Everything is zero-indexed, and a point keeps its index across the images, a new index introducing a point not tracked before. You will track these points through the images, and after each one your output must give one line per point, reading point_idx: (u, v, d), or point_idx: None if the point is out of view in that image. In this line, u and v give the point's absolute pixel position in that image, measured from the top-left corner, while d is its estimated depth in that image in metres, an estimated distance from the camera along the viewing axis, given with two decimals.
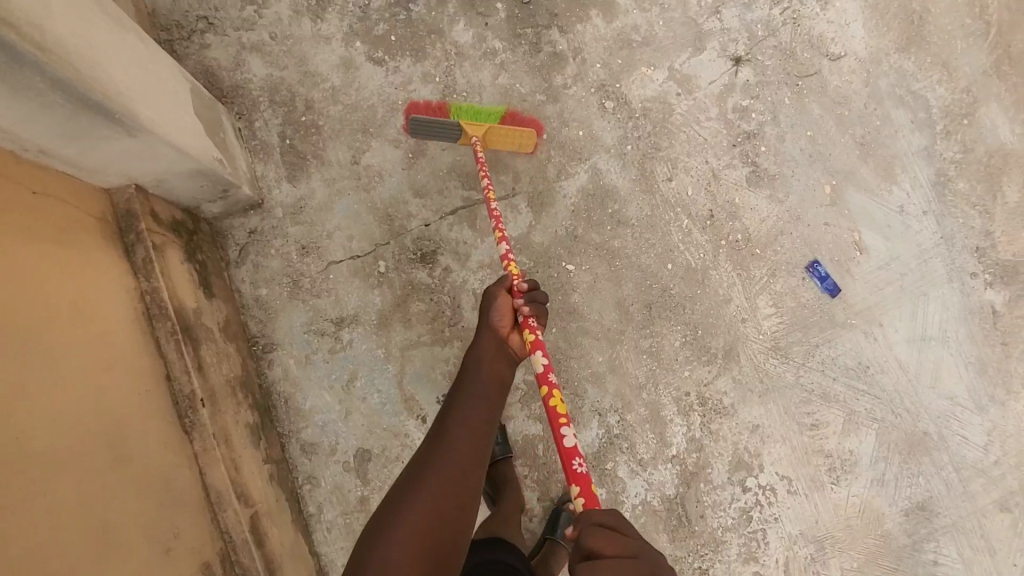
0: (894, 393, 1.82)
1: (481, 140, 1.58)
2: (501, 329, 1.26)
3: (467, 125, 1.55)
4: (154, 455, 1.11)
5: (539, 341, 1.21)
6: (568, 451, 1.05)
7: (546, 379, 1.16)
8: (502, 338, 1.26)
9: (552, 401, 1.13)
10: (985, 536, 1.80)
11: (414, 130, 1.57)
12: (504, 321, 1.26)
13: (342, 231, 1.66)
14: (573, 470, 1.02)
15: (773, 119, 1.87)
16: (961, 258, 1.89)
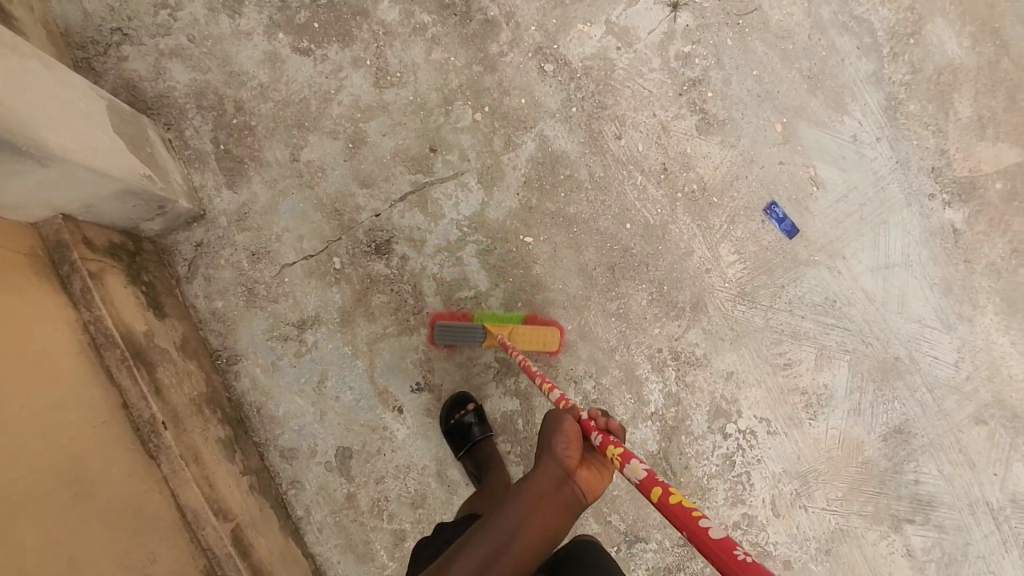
0: (863, 323, 1.83)
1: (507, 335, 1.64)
2: (568, 456, 0.98)
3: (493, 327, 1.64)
4: (119, 486, 1.10)
5: (629, 452, 0.94)
6: (722, 545, 0.75)
7: (653, 484, 0.88)
8: (566, 471, 0.97)
9: (671, 499, 0.85)
10: (962, 450, 1.85)
11: (442, 336, 1.64)
12: (572, 446, 0.99)
13: (291, 232, 1.62)
14: (732, 561, 0.73)
15: (717, 63, 1.83)
16: (918, 181, 1.89)
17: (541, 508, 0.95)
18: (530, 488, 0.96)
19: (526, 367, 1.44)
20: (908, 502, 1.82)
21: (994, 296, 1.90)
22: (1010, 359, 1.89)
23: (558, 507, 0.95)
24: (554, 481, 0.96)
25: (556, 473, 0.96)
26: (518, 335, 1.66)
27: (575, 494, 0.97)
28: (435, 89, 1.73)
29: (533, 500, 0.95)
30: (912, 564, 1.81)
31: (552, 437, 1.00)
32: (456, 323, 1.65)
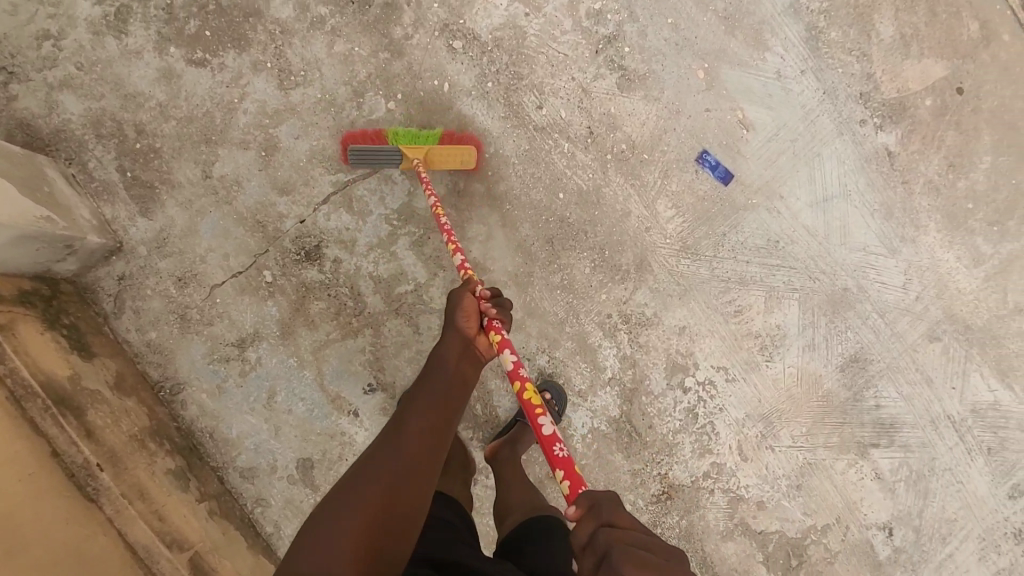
0: (808, 259, 1.84)
1: (422, 159, 1.57)
2: (466, 327, 1.26)
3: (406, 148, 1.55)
4: (58, 532, 1.08)
5: (506, 341, 1.18)
6: (546, 439, 0.97)
7: (517, 374, 1.11)
8: (468, 339, 1.26)
9: (523, 393, 1.07)
10: (919, 369, 1.87)
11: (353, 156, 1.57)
12: (469, 324, 1.27)
13: (215, 251, 1.58)
14: (552, 454, 0.95)
15: (631, 16, 1.78)
16: (847, 109, 1.87)
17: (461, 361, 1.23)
18: (450, 348, 1.23)
19: (438, 218, 1.43)
20: (871, 427, 1.85)
21: (936, 214, 1.90)
22: (957, 273, 1.90)
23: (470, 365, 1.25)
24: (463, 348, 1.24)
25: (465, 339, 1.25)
26: (435, 158, 1.59)
27: (475, 357, 1.28)
28: (342, 83, 1.66)
29: (453, 355, 1.22)
30: (882, 486, 1.85)
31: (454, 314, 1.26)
32: (370, 146, 1.57)
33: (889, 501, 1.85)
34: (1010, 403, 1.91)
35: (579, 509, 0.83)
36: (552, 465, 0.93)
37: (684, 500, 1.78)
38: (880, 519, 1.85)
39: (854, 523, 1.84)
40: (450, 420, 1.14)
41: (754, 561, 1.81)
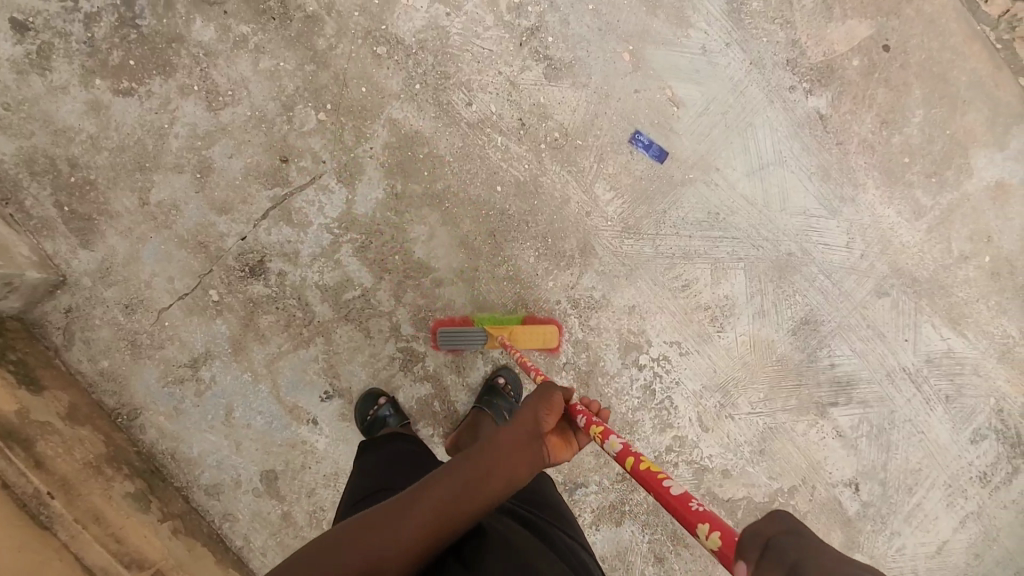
0: (750, 228, 1.86)
1: (506, 335, 1.72)
2: (546, 416, 1.07)
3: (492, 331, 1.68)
4: (20, 552, 1.13)
5: (610, 430, 1.02)
6: (678, 498, 0.83)
7: (627, 454, 0.96)
8: (541, 428, 1.06)
9: (639, 464, 0.93)
10: (870, 325, 1.90)
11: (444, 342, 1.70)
12: (547, 412, 1.07)
13: (160, 276, 1.62)
14: (684, 512, 0.81)
15: (551, 6, 1.80)
16: (776, 76, 1.89)
17: (522, 447, 1.02)
18: (516, 427, 1.04)
19: (523, 363, 1.53)
20: (828, 387, 1.88)
21: (873, 171, 1.92)
22: (899, 228, 1.93)
23: (532, 456, 1.02)
24: (529, 435, 1.04)
25: (536, 424, 1.05)
26: (520, 337, 1.73)
27: (546, 453, 1.05)
28: (271, 98, 1.69)
29: (516, 436, 1.02)
30: (844, 444, 1.88)
31: (538, 397, 1.09)
32: (457, 328, 1.72)
33: (852, 457, 1.88)
34: (963, 350, 1.94)
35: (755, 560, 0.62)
36: (693, 523, 0.78)
37: None
38: (845, 476, 1.88)
39: (819, 483, 1.87)
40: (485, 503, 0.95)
41: None
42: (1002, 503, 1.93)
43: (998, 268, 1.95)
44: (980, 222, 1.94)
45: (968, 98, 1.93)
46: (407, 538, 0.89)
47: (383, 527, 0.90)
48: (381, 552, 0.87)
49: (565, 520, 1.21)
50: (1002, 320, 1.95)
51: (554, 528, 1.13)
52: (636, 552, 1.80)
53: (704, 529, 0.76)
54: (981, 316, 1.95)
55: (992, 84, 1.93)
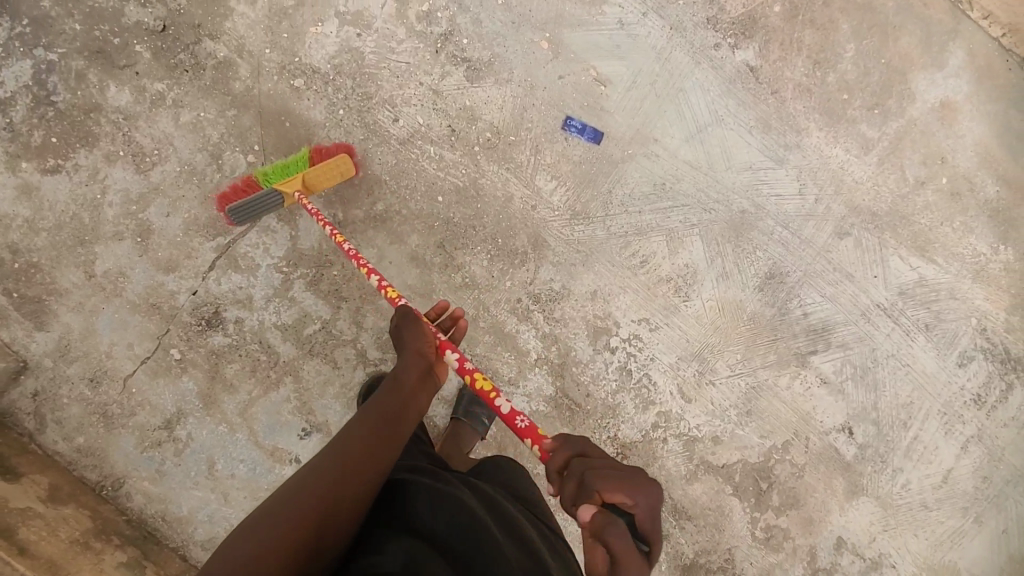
0: (699, 192, 1.85)
1: (301, 188, 1.60)
2: (424, 345, 1.19)
3: (280, 185, 1.57)
4: None
5: (448, 344, 1.21)
6: (509, 416, 1.05)
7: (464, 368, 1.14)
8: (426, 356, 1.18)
9: (477, 382, 1.11)
10: (838, 268, 1.88)
11: (238, 216, 1.58)
12: (427, 340, 1.20)
13: (119, 344, 1.63)
14: (519, 429, 1.03)
15: (460, 8, 1.78)
16: (699, 37, 1.87)
17: (412, 381, 1.13)
18: (404, 366, 1.14)
19: (341, 244, 1.47)
20: (805, 336, 1.86)
21: (814, 114, 1.90)
22: (850, 166, 1.90)
23: (423, 388, 1.15)
24: (419, 368, 1.15)
25: (422, 355, 1.17)
26: (313, 179, 1.61)
27: (433, 381, 1.19)
28: (198, 149, 1.69)
29: (404, 371, 1.14)
30: (830, 390, 1.86)
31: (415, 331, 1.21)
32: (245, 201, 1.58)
33: (841, 402, 1.87)
34: (936, 275, 1.91)
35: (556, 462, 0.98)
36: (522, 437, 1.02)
37: (640, 455, 1.81)
38: (837, 422, 1.86)
39: (812, 433, 1.86)
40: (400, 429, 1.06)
41: (725, 496, 1.83)
42: (1002, 421, 1.91)
43: (957, 188, 1.92)
44: (931, 144, 1.91)
45: (897, 23, 1.90)
46: (341, 491, 0.92)
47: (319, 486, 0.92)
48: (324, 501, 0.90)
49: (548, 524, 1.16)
50: (971, 239, 1.92)
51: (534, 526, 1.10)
52: None
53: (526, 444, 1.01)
54: (948, 239, 1.92)
55: (920, 4, 1.90)
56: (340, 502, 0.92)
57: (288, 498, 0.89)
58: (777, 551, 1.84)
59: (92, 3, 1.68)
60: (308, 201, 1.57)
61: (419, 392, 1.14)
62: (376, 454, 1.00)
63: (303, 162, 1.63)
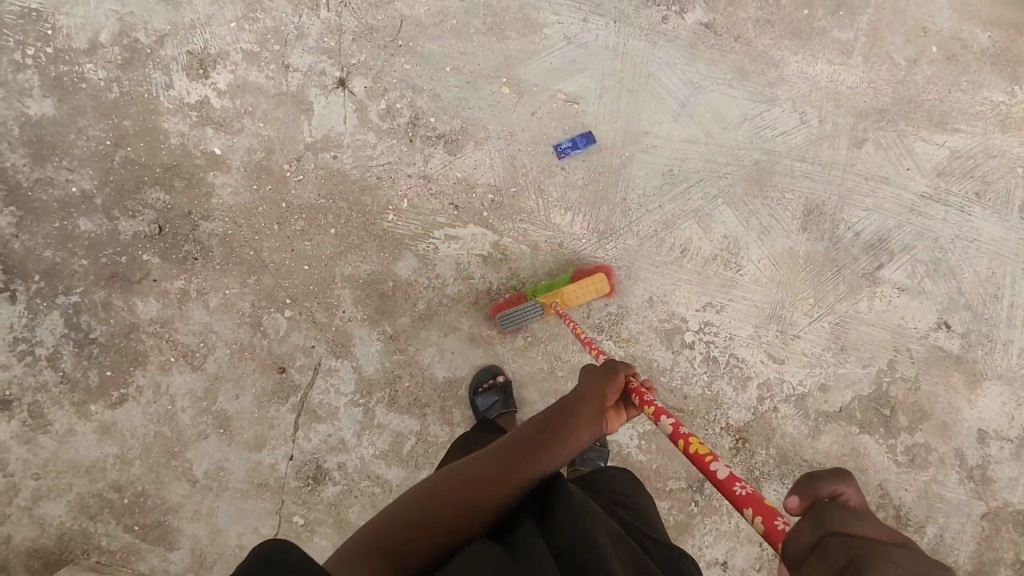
0: (708, 162, 1.82)
1: (561, 302, 1.72)
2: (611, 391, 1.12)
3: (547, 300, 1.72)
4: None
5: (661, 409, 1.02)
6: (723, 482, 0.81)
7: (680, 433, 0.95)
8: (606, 399, 1.12)
9: (691, 447, 0.90)
10: (870, 175, 1.84)
11: (504, 324, 1.73)
12: (612, 386, 1.13)
13: (245, 532, 1.69)
14: (734, 497, 0.78)
15: (415, 91, 1.79)
16: (646, 16, 1.82)
17: (587, 415, 1.09)
18: (579, 405, 1.09)
19: (579, 335, 1.52)
20: (866, 254, 1.82)
21: (785, 41, 1.83)
22: (840, 75, 1.84)
23: (588, 431, 1.08)
24: (597, 408, 1.10)
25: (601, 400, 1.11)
26: (571, 296, 1.73)
27: (601, 425, 1.10)
28: (237, 326, 1.72)
29: (580, 403, 1.10)
30: (911, 295, 1.83)
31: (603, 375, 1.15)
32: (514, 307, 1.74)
33: (927, 301, 1.83)
34: (966, 143, 1.85)
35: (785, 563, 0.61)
36: (739, 507, 0.77)
37: (758, 432, 1.80)
38: (930, 322, 1.83)
39: (911, 342, 1.82)
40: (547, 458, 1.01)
41: (854, 436, 1.81)
42: None
43: (952, 50, 1.84)
44: (908, 20, 1.84)
45: None
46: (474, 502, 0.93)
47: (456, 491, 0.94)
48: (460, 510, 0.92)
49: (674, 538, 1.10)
50: (985, 93, 1.85)
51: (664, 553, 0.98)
52: None
53: (746, 517, 0.75)
54: (963, 104, 1.85)
55: None
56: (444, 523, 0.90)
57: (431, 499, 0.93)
58: (926, 468, 1.82)
59: (88, 235, 1.73)
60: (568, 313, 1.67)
61: (587, 432, 1.08)
62: (514, 473, 0.98)
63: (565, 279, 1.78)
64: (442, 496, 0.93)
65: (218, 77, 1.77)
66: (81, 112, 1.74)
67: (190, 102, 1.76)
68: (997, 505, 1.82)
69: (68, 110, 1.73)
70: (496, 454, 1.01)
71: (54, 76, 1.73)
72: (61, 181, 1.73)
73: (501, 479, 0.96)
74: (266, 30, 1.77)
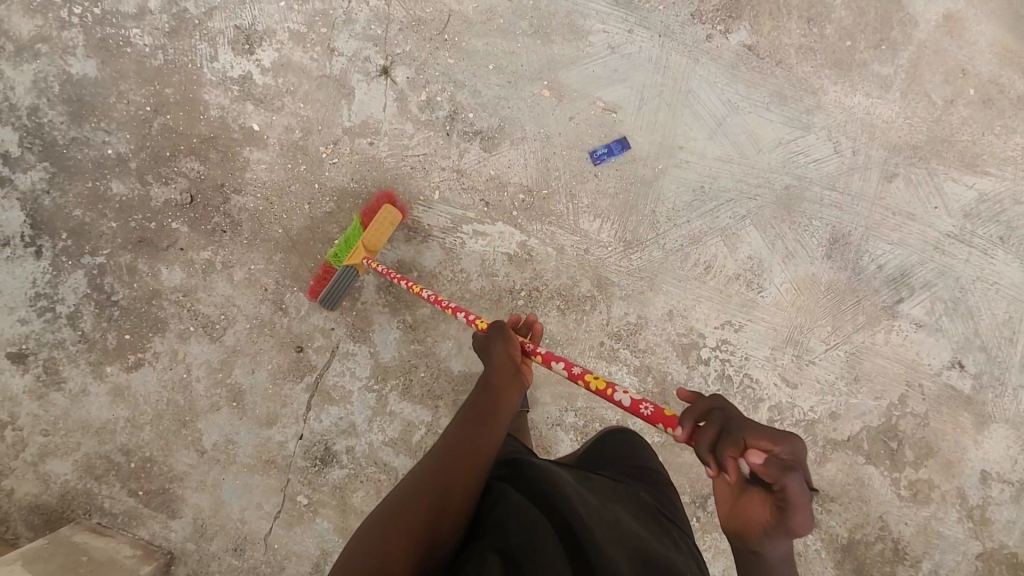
0: (739, 182, 1.83)
1: (366, 254, 1.65)
2: (513, 347, 1.26)
3: (350, 261, 1.64)
4: None
5: (551, 355, 1.19)
6: (632, 407, 1.02)
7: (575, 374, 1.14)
8: (514, 361, 1.25)
9: (591, 384, 1.10)
10: (897, 209, 1.85)
11: (328, 302, 1.68)
12: (515, 347, 1.26)
13: (248, 507, 1.69)
14: (646, 417, 1.00)
15: (456, 85, 1.80)
16: (690, 33, 1.84)
17: (504, 384, 1.20)
18: (496, 374, 1.21)
19: (438, 303, 1.48)
20: (887, 288, 1.84)
21: (825, 70, 1.85)
22: (877, 108, 1.86)
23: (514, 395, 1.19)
24: (511, 373, 1.22)
25: (504, 360, 1.23)
26: (371, 242, 1.64)
27: (522, 382, 1.23)
28: (259, 301, 1.73)
29: (496, 373, 1.22)
30: (928, 331, 1.84)
31: (498, 337, 1.28)
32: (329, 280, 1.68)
33: (942, 340, 1.84)
34: (995, 187, 1.86)
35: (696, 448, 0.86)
36: (653, 424, 0.99)
37: None
38: (944, 360, 1.84)
39: (924, 378, 1.83)
40: (491, 434, 1.10)
41: (860, 467, 1.82)
42: None
43: (989, 94, 1.86)
44: (949, 61, 1.85)
45: None
46: (449, 489, 0.95)
47: (426, 489, 0.95)
48: (435, 501, 0.93)
49: (675, 499, 1.14)
50: (1017, 139, 1.87)
51: (662, 510, 1.05)
52: None
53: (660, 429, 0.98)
54: (996, 148, 1.86)
55: None
56: (428, 519, 0.90)
57: (403, 503, 0.93)
58: (927, 504, 1.82)
59: (119, 198, 1.73)
60: (377, 265, 1.61)
61: (514, 398, 1.19)
62: (471, 453, 1.03)
63: (358, 225, 1.67)
64: (414, 496, 0.94)
65: (263, 54, 1.78)
66: (123, 76, 1.75)
67: (232, 75, 1.77)
68: (994, 547, 1.83)
69: (111, 72, 1.74)
70: (449, 444, 1.05)
71: (100, 37, 1.74)
72: (98, 142, 1.74)
73: (464, 463, 1.01)
74: (315, 12, 1.78)
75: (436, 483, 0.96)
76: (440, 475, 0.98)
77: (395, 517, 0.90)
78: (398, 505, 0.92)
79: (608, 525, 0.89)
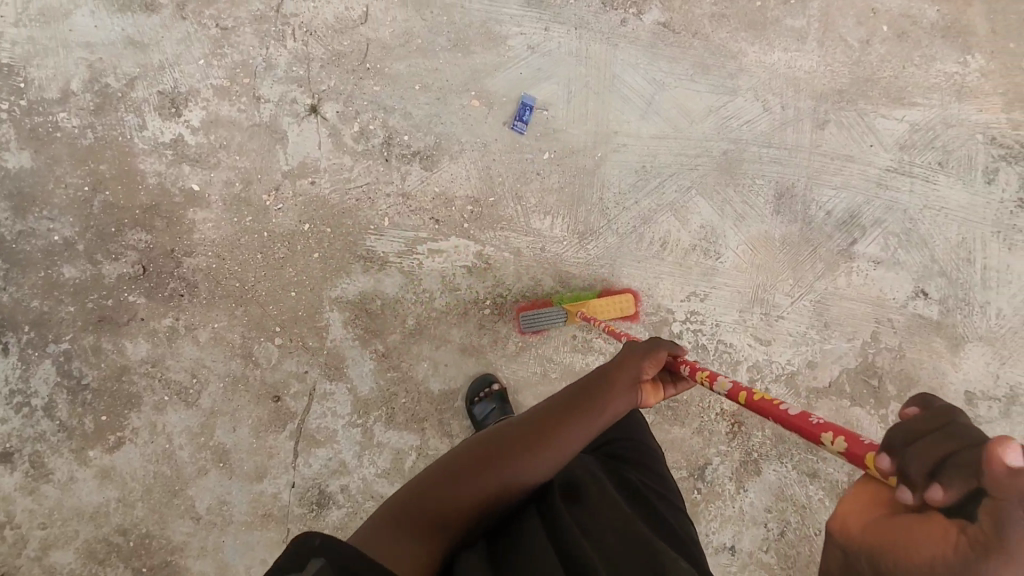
0: (678, 156, 1.86)
1: (583, 311, 1.77)
2: (652, 361, 1.07)
3: (570, 308, 1.77)
4: None
5: (717, 372, 1.02)
6: (798, 416, 0.84)
7: (738, 391, 0.97)
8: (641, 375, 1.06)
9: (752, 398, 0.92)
10: (835, 154, 1.89)
11: (526, 324, 1.77)
12: (651, 366, 1.07)
13: (254, 563, 1.68)
14: (812, 425, 0.81)
15: (386, 111, 1.82)
16: (605, 21, 1.87)
17: (616, 393, 1.03)
18: (616, 374, 1.05)
19: (611, 332, 1.61)
20: (839, 232, 1.87)
21: (741, 34, 1.89)
22: (797, 60, 1.90)
23: (623, 402, 1.03)
24: (630, 382, 1.05)
25: (637, 372, 1.05)
26: (598, 308, 1.78)
27: (636, 399, 1.06)
28: (229, 358, 1.73)
29: (617, 374, 1.05)
30: (887, 267, 1.87)
31: (643, 348, 1.10)
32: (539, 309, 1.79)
33: (902, 272, 1.88)
34: (925, 116, 1.91)
35: (894, 457, 0.57)
36: (816, 435, 0.80)
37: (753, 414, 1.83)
38: (908, 291, 1.87)
39: (892, 312, 1.87)
40: (576, 437, 0.98)
41: (846, 410, 1.85)
42: None
43: (902, 28, 1.90)
44: (857, 3, 1.90)
45: None
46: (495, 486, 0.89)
47: (477, 479, 0.89)
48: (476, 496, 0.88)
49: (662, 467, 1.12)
50: (938, 66, 1.91)
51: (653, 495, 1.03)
52: (791, 483, 1.81)
53: (829, 440, 0.77)
54: (918, 78, 1.91)
55: None
56: (462, 513, 0.85)
57: (446, 486, 0.87)
58: None
59: (72, 281, 1.73)
60: (588, 316, 1.72)
61: (619, 405, 1.03)
62: (540, 449, 0.95)
63: (593, 292, 1.83)
64: (459, 482, 0.88)
65: (191, 114, 1.78)
66: (57, 161, 1.74)
67: (164, 141, 1.78)
68: None
69: (45, 160, 1.74)
70: (524, 431, 0.96)
71: (30, 128, 1.74)
72: (43, 231, 1.73)
73: (527, 461, 0.93)
74: (234, 65, 1.79)
75: (484, 475, 0.90)
76: (496, 466, 0.91)
77: (438, 498, 0.85)
78: (441, 485, 0.87)
79: (606, 542, 0.85)
